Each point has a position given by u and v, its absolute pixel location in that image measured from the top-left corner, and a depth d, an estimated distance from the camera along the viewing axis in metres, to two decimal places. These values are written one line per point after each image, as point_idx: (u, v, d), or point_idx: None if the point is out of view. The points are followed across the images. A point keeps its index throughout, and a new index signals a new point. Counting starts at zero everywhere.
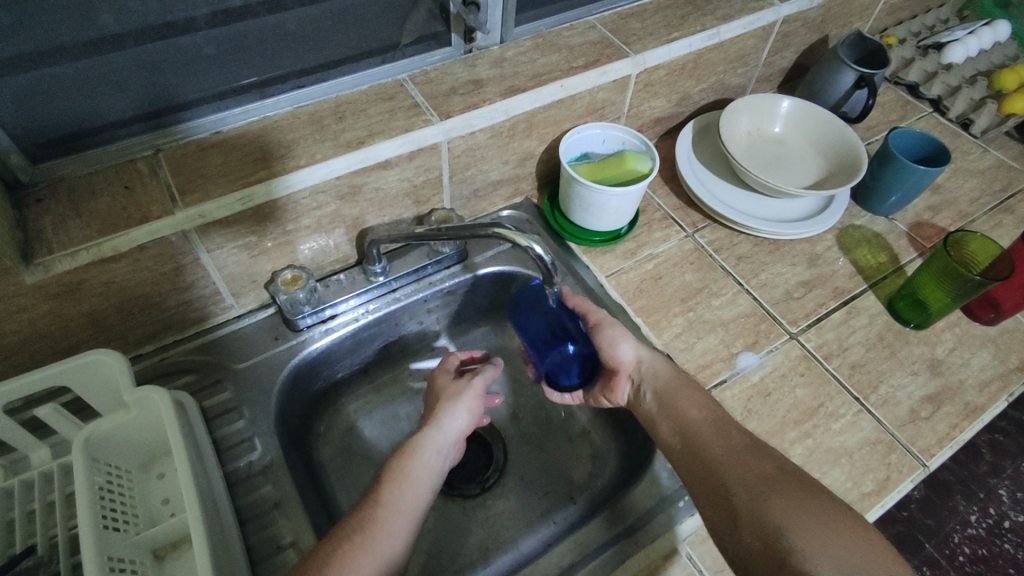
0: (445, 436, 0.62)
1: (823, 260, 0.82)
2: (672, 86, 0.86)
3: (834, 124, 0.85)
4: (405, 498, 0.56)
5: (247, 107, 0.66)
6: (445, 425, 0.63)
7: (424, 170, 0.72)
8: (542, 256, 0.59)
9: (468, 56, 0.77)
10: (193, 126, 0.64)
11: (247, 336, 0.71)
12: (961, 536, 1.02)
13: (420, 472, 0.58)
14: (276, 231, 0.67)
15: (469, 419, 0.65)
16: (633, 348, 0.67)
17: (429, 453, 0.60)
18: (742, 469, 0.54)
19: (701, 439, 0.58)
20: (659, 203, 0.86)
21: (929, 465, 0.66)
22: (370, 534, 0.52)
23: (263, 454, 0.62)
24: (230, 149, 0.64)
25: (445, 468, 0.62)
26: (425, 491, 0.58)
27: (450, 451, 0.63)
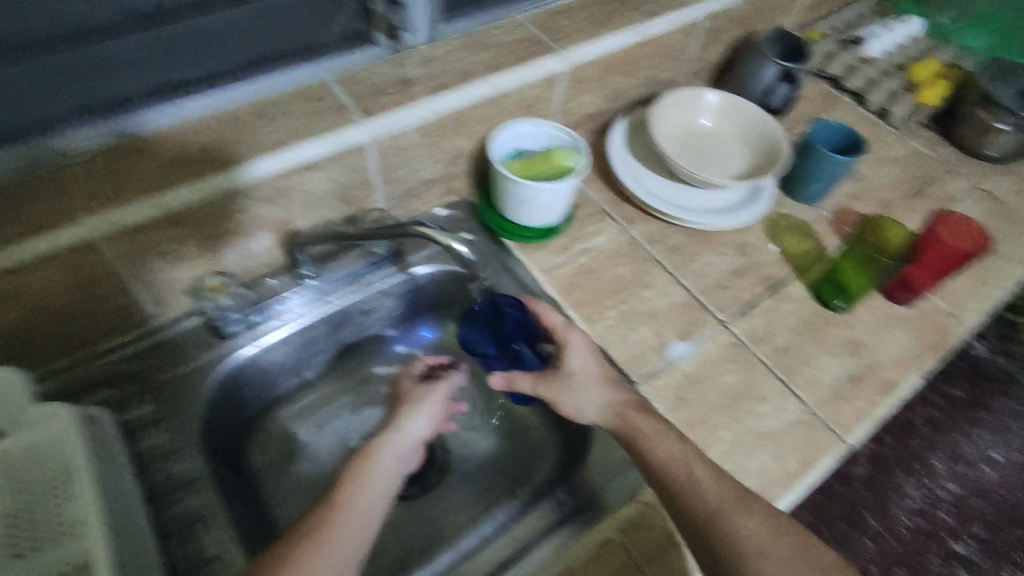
0: (406, 442, 0.62)
1: (751, 249, 0.85)
2: (602, 82, 0.87)
3: (759, 118, 0.88)
4: (360, 506, 0.55)
5: (164, 108, 0.63)
6: (405, 429, 0.63)
7: (352, 171, 0.71)
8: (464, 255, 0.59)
9: (396, 55, 0.76)
10: (109, 130, 0.60)
11: (171, 345, 0.69)
12: (906, 512, 1.11)
13: (380, 480, 0.58)
14: (197, 237, 0.65)
15: (431, 424, 0.65)
16: (585, 407, 0.64)
17: (386, 458, 0.60)
18: (730, 525, 0.54)
19: (684, 487, 0.56)
20: (594, 197, 0.88)
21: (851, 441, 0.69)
22: (324, 536, 0.51)
23: (190, 467, 0.61)
24: (150, 150, 0.61)
25: (406, 473, 0.62)
26: (383, 494, 0.57)
27: (410, 459, 0.63)
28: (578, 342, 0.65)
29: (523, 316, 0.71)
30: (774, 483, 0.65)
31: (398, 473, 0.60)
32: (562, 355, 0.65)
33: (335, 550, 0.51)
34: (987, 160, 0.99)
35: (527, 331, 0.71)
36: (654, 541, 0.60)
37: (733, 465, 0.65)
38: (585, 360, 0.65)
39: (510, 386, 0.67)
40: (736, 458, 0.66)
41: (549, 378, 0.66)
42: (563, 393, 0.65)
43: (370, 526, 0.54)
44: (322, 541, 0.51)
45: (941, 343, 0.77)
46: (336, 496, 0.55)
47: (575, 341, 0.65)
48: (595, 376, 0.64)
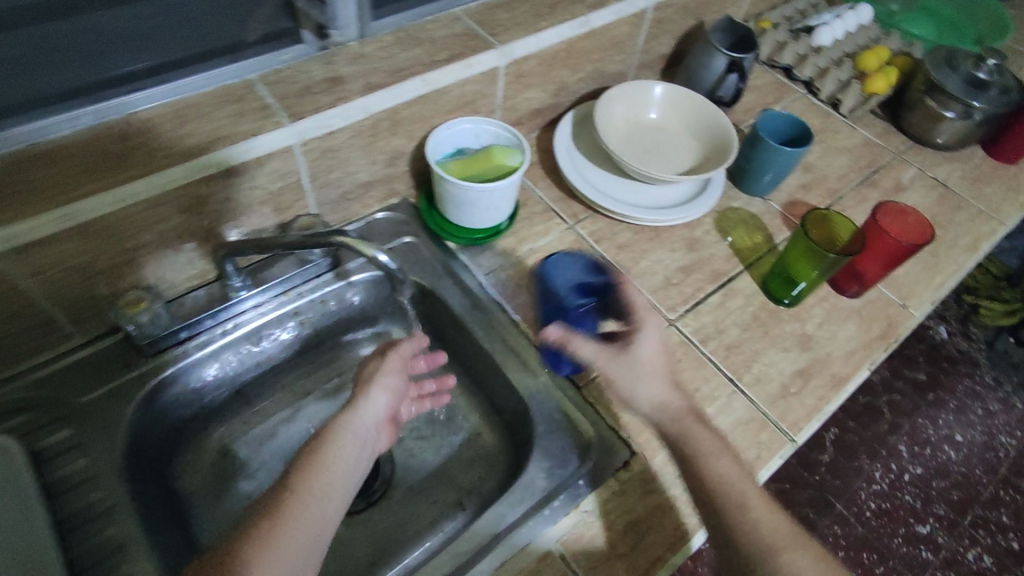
0: (364, 420, 0.57)
1: (701, 244, 0.83)
2: (546, 76, 0.85)
3: (708, 110, 0.86)
4: (316, 494, 0.51)
5: (67, 114, 0.58)
6: (364, 407, 0.58)
7: (279, 176, 0.68)
8: (388, 263, 0.57)
9: (324, 53, 0.72)
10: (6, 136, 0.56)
11: (92, 365, 0.65)
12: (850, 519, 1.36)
13: (339, 464, 0.53)
14: (112, 250, 0.60)
15: (391, 396, 0.60)
16: (640, 394, 0.61)
17: (344, 439, 0.55)
18: (779, 560, 0.53)
19: (734, 515, 0.55)
20: (540, 196, 0.85)
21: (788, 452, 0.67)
22: (275, 530, 0.47)
23: (106, 497, 0.57)
24: (54, 158, 0.57)
25: (370, 454, 0.58)
26: (343, 480, 0.53)
27: (371, 437, 0.58)
28: (655, 329, 0.62)
29: (604, 282, 0.67)
30: None
31: (360, 451, 0.56)
32: (637, 334, 0.62)
33: (289, 543, 0.47)
34: (936, 148, 0.99)
35: (600, 296, 0.67)
36: (595, 552, 0.59)
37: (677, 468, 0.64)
38: (655, 349, 0.62)
39: (564, 342, 0.64)
40: None
41: (614, 354, 0.62)
42: (623, 372, 0.62)
43: (331, 516, 0.51)
44: (275, 533, 0.47)
45: (890, 335, 0.77)
46: (287, 482, 0.51)
47: (653, 330, 0.62)
48: (660, 371, 0.61)
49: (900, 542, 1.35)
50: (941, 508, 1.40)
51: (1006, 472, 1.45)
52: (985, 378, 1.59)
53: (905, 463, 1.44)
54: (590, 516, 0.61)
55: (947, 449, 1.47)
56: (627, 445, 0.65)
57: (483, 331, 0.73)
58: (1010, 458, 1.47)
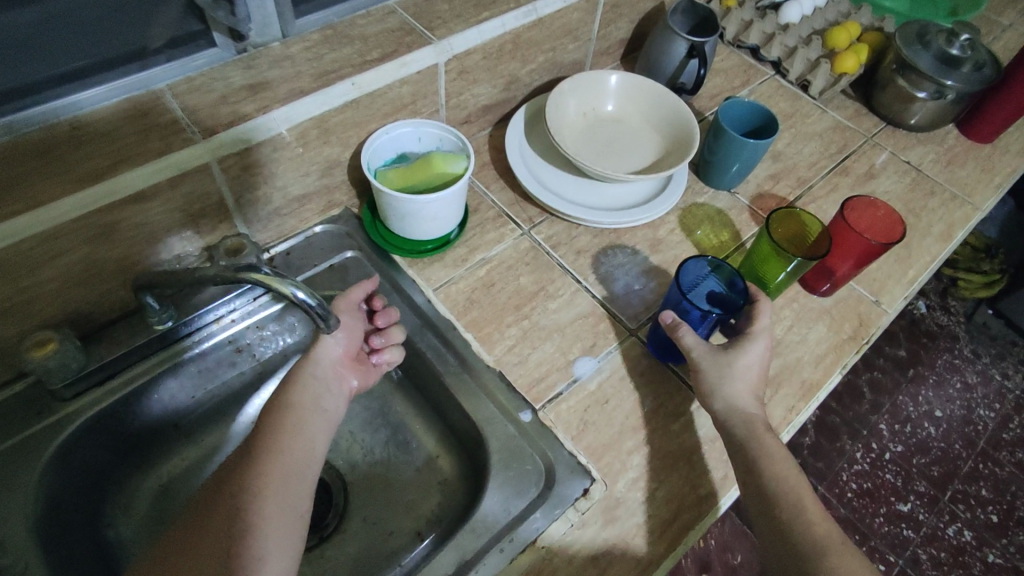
0: (322, 363, 0.60)
1: (664, 245, 0.79)
2: (494, 70, 0.79)
3: (667, 100, 0.81)
4: (291, 432, 0.55)
5: None
6: (323, 348, 0.61)
7: (197, 197, 0.62)
8: (307, 300, 0.53)
9: (242, 56, 0.65)
10: None
11: (3, 413, 0.60)
12: (845, 478, 1.38)
13: (308, 401, 0.58)
14: (6, 291, 0.54)
15: (348, 337, 0.63)
16: (724, 392, 0.60)
17: (307, 381, 0.59)
18: (829, 563, 0.50)
19: (791, 510, 0.53)
20: (493, 199, 0.80)
21: (784, 438, 0.66)
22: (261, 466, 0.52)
23: (16, 560, 0.52)
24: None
25: (338, 391, 0.61)
26: (313, 421, 0.57)
27: (335, 378, 0.61)
28: (761, 346, 0.62)
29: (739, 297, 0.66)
30: (686, 509, 0.60)
31: (325, 388, 0.60)
32: (748, 343, 0.61)
33: (277, 473, 0.52)
34: (909, 129, 0.96)
35: (731, 307, 0.66)
36: None
37: (640, 493, 0.60)
38: (756, 362, 0.61)
39: (673, 330, 0.63)
40: (646, 485, 0.61)
41: (715, 351, 0.62)
42: (718, 370, 0.60)
43: (311, 446, 0.56)
44: (263, 465, 0.52)
45: (861, 334, 0.73)
46: (263, 427, 0.55)
47: (761, 346, 0.62)
48: (750, 381, 0.61)
49: (882, 521, 1.34)
50: (922, 485, 1.38)
51: (985, 445, 1.44)
52: (964, 352, 1.58)
53: (885, 441, 1.43)
54: (551, 551, 0.57)
55: (927, 426, 1.45)
56: (589, 472, 0.61)
57: (432, 352, 0.68)
58: (989, 431, 1.46)
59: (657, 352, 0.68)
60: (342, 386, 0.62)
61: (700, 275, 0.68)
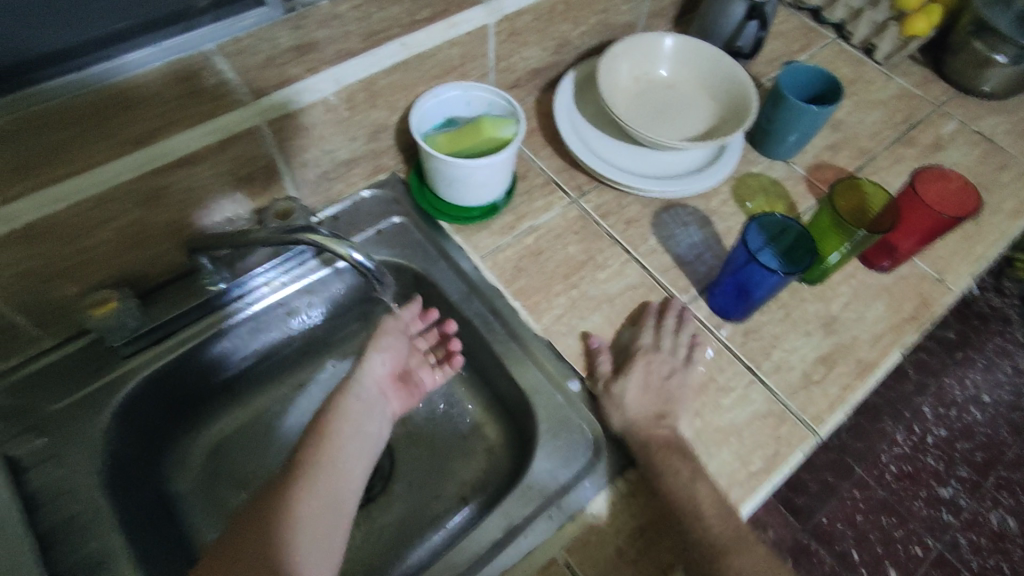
0: (363, 385, 0.62)
1: (716, 216, 0.76)
2: (544, 32, 0.76)
3: (724, 64, 0.78)
4: (333, 458, 0.55)
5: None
6: (365, 371, 0.62)
7: (247, 159, 0.62)
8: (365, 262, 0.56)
9: (292, 16, 0.56)
10: None
11: (63, 370, 0.61)
12: (888, 457, 1.35)
13: (346, 429, 0.58)
14: (64, 252, 0.55)
15: (392, 356, 0.65)
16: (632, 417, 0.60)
17: (349, 404, 0.60)
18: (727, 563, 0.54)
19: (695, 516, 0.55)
20: (542, 166, 0.78)
21: (840, 418, 0.63)
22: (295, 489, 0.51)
23: (87, 505, 0.55)
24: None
25: (380, 418, 0.62)
26: (354, 448, 0.57)
27: (379, 398, 0.63)
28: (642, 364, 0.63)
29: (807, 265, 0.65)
30: (735, 486, 0.59)
31: (368, 409, 0.61)
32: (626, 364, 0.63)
33: (311, 505, 0.51)
34: (981, 97, 0.90)
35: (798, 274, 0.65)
36: (603, 559, 0.55)
37: None
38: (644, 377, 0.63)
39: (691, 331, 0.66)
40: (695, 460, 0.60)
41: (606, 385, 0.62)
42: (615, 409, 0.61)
43: (350, 475, 0.55)
44: (298, 493, 0.51)
45: (922, 314, 0.70)
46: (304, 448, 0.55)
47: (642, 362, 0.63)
48: (643, 401, 0.61)
49: (921, 505, 1.30)
50: (963, 470, 1.34)
51: None
52: (1017, 336, 1.51)
53: (929, 424, 1.39)
54: (598, 521, 0.57)
55: (973, 411, 1.41)
56: None
57: (480, 320, 0.68)
58: None
59: (720, 307, 0.69)
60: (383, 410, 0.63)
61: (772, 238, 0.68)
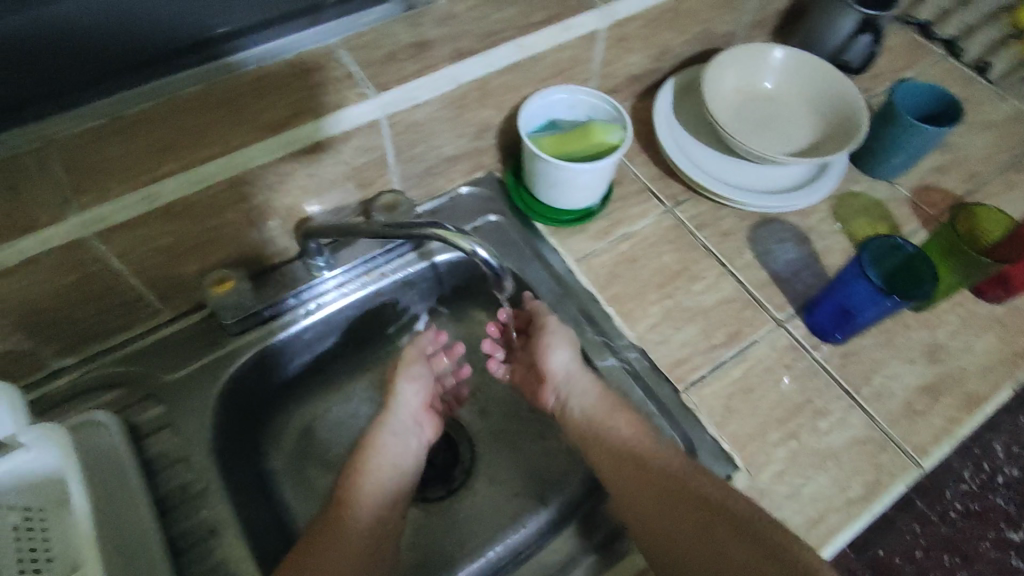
0: (399, 416, 0.65)
1: (815, 234, 0.75)
2: (650, 39, 0.76)
3: (832, 79, 0.76)
4: (369, 498, 0.60)
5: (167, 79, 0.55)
6: (398, 406, 0.66)
7: (363, 151, 0.63)
8: (490, 261, 0.54)
9: (410, 13, 0.64)
10: (100, 104, 0.53)
11: (180, 341, 0.65)
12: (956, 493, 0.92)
13: (384, 466, 0.62)
14: (196, 229, 0.59)
15: (421, 388, 0.67)
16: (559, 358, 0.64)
17: (384, 441, 0.63)
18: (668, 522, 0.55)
19: (630, 472, 0.58)
20: (637, 173, 0.78)
21: (944, 451, 0.61)
22: (336, 532, 0.56)
23: (200, 476, 0.58)
24: (120, 131, 0.52)
25: (413, 445, 0.65)
26: (389, 485, 0.62)
27: (412, 430, 0.66)
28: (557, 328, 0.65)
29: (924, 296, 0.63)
30: (833, 512, 0.57)
31: (402, 444, 0.64)
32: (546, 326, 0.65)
33: (351, 549, 0.56)
34: None
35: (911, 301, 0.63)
36: None
37: (784, 488, 0.58)
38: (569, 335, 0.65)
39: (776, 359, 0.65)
40: (791, 482, 0.59)
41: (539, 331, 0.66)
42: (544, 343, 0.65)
43: (385, 511, 0.60)
44: (340, 538, 0.56)
45: None
46: (343, 487, 0.60)
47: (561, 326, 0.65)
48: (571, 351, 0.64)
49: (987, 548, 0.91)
50: None
51: None
52: None
53: (1001, 461, 0.94)
54: None
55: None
56: (732, 460, 0.60)
57: (572, 324, 0.68)
58: None
59: (822, 325, 0.67)
60: (422, 437, 0.67)
61: (887, 256, 0.66)
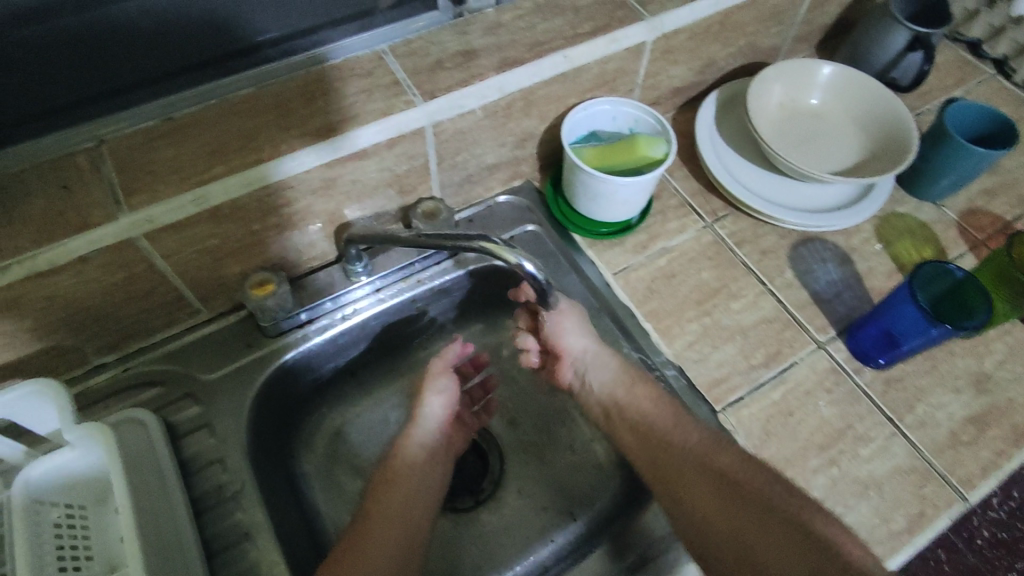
0: (424, 425, 0.65)
1: (858, 254, 0.73)
2: (694, 52, 0.75)
3: (881, 97, 0.74)
4: (395, 507, 0.60)
5: (222, 81, 0.55)
6: (422, 419, 0.65)
7: (407, 158, 0.63)
8: (535, 275, 0.52)
9: (458, 21, 0.64)
10: (155, 104, 0.53)
11: (218, 341, 0.65)
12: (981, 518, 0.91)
13: (408, 478, 0.62)
14: (241, 232, 0.59)
15: (447, 400, 0.67)
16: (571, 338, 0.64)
17: (408, 454, 0.63)
18: (684, 476, 0.57)
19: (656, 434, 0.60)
20: (676, 187, 0.77)
21: (991, 485, 0.60)
22: (362, 542, 0.56)
23: (235, 478, 0.58)
24: (174, 133, 0.53)
25: (439, 457, 0.65)
26: (416, 495, 0.61)
27: (437, 442, 0.66)
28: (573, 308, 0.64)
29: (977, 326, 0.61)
30: (874, 543, 0.56)
31: (427, 458, 0.64)
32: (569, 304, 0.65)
33: (378, 558, 0.55)
34: None
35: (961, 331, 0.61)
36: None
37: None
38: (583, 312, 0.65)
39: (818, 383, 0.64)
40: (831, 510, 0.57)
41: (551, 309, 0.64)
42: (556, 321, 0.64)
43: (412, 519, 0.59)
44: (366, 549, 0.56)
45: None
46: (370, 499, 0.60)
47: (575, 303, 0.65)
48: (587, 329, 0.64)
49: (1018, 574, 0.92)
50: None
51: None
52: None
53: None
54: None
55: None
56: None
57: (608, 338, 0.67)
58: None
59: (863, 347, 0.65)
60: (448, 447, 0.67)
61: (941, 281, 0.64)
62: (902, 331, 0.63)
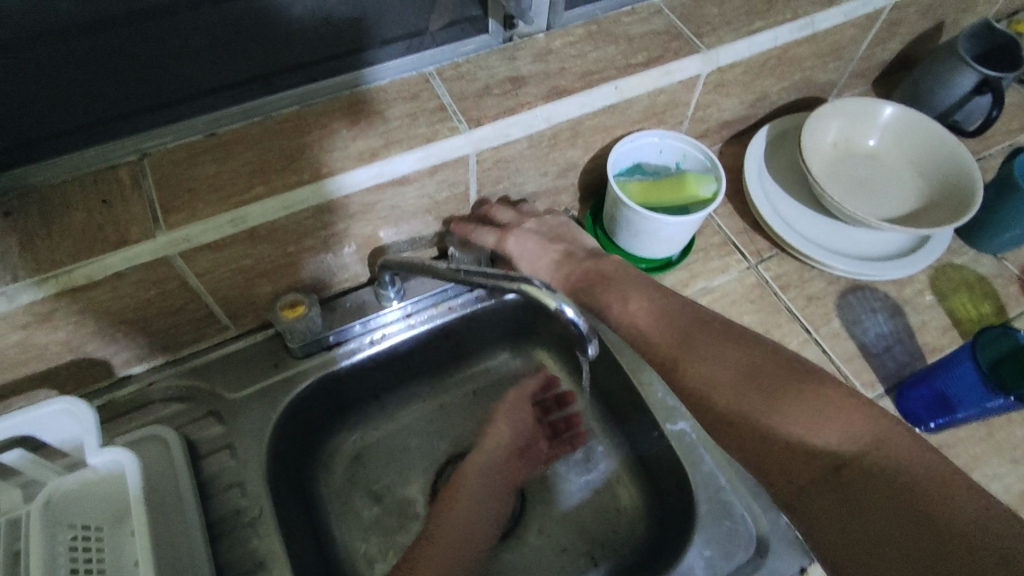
0: (492, 439, 0.69)
1: (910, 306, 0.70)
2: (748, 86, 0.72)
3: (945, 142, 0.71)
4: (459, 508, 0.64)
5: (264, 99, 0.55)
6: (492, 435, 0.70)
7: (448, 185, 0.61)
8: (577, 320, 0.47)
9: (508, 45, 0.63)
10: (198, 118, 0.53)
11: (246, 359, 0.64)
12: None
13: (475, 485, 0.66)
14: (276, 254, 0.58)
15: (517, 425, 0.71)
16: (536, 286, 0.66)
17: (475, 466, 0.67)
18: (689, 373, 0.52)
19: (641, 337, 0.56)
20: (720, 224, 0.75)
21: None
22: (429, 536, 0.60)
23: (253, 503, 0.57)
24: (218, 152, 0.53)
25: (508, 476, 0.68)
26: (479, 501, 0.65)
27: (504, 462, 0.69)
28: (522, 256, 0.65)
29: None
30: None
31: (493, 474, 0.67)
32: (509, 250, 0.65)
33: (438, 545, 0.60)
34: None
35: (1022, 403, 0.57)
36: None
37: None
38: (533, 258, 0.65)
39: None
40: None
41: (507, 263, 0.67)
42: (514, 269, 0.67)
43: (472, 521, 0.64)
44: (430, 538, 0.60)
45: None
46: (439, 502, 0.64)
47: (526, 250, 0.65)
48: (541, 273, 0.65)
49: None
50: None
51: None
52: None
53: None
54: None
55: None
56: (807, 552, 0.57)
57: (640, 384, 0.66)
58: None
59: (914, 408, 0.62)
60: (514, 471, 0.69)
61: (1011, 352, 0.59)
62: (956, 397, 0.60)
